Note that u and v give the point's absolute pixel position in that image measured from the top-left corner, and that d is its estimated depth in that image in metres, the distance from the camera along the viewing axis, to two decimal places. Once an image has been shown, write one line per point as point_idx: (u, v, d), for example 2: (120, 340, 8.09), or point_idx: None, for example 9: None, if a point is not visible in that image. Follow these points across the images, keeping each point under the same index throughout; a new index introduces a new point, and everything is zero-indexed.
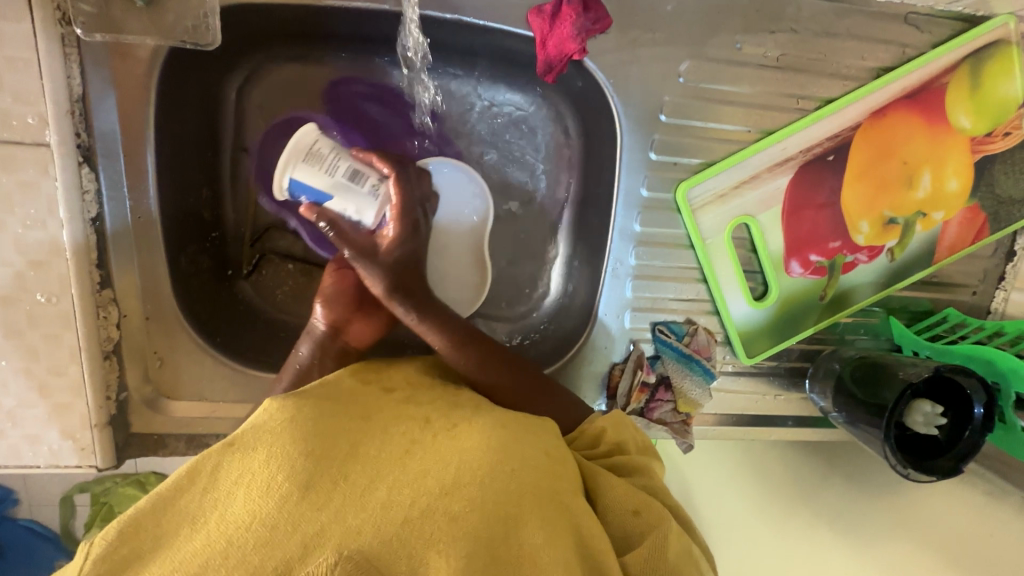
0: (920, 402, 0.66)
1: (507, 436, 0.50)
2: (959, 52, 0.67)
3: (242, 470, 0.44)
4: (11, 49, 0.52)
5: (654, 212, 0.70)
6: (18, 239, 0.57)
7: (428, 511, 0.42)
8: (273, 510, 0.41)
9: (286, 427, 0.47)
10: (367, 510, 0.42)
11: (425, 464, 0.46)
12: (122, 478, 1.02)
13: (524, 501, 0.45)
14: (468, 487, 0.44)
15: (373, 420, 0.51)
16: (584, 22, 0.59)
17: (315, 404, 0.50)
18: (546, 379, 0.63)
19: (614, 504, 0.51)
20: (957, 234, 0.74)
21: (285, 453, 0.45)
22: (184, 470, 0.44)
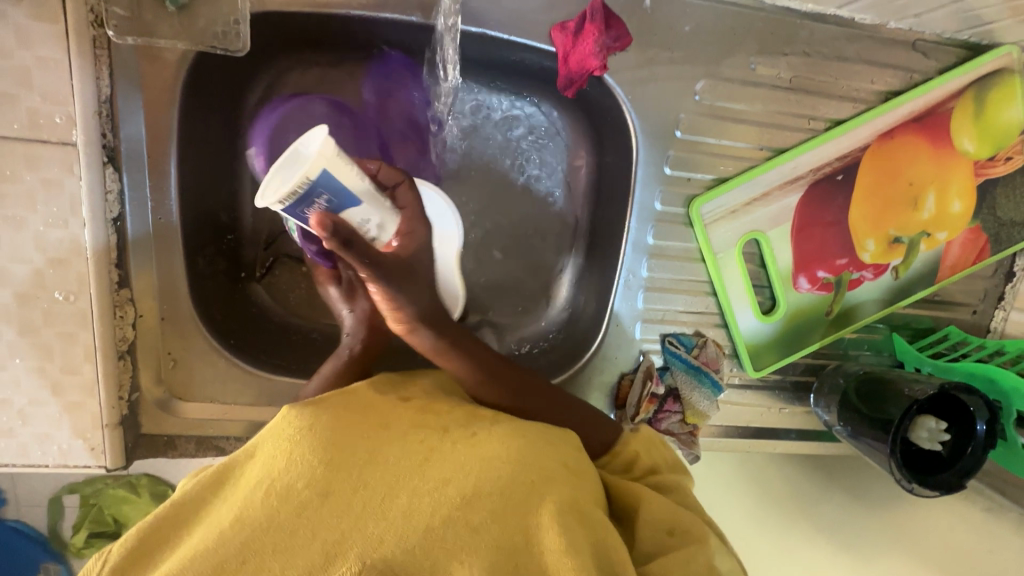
0: (925, 419, 0.67)
1: (527, 445, 0.49)
2: (964, 79, 0.69)
3: (260, 478, 0.44)
4: (43, 49, 0.53)
5: (666, 226, 0.72)
6: (39, 237, 0.57)
7: (450, 520, 0.42)
8: (292, 517, 0.42)
9: (304, 435, 0.46)
10: (388, 519, 0.42)
11: (444, 472, 0.45)
12: (114, 479, 1.00)
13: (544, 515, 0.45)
14: (489, 497, 0.44)
15: (392, 426, 0.50)
16: (606, 39, 0.61)
17: (331, 410, 0.50)
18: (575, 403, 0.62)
19: (648, 522, 0.51)
20: (959, 254, 0.76)
21: (304, 461, 0.45)
22: (206, 478, 0.46)
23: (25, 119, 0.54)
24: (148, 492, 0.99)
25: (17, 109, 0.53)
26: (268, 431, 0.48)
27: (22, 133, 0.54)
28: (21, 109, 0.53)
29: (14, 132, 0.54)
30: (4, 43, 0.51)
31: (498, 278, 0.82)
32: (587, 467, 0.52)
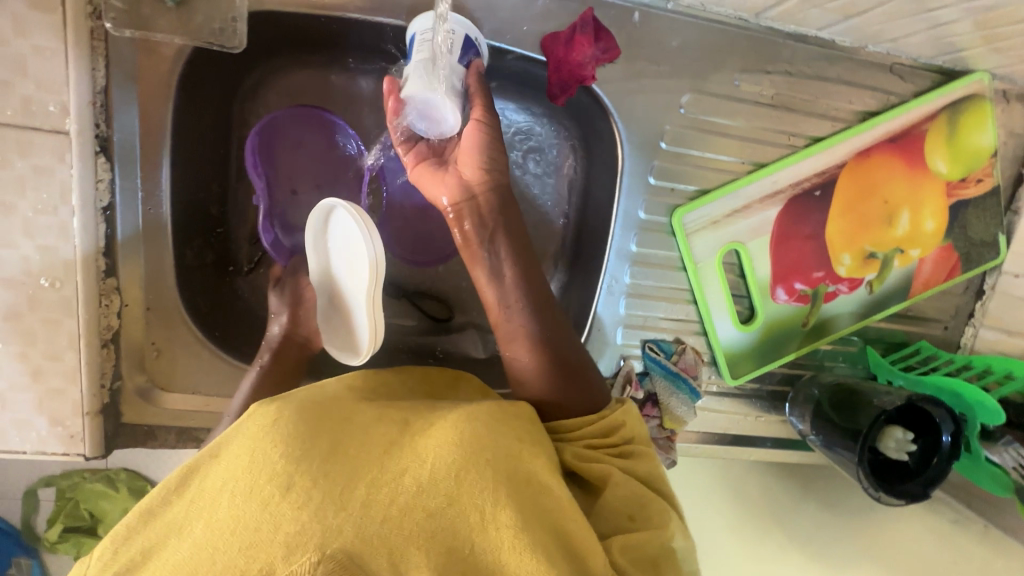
0: (893, 429, 0.69)
1: (483, 425, 0.49)
2: (938, 102, 0.72)
3: (225, 478, 0.45)
4: (39, 38, 0.53)
5: (650, 234, 0.73)
6: (28, 222, 0.57)
7: (408, 509, 0.43)
8: (255, 512, 0.42)
9: (266, 431, 0.46)
10: (347, 509, 0.42)
11: (402, 462, 0.46)
12: (92, 473, 1.00)
13: (499, 494, 0.45)
14: (445, 484, 0.44)
15: (354, 417, 0.50)
16: (595, 51, 0.64)
17: (295, 404, 0.50)
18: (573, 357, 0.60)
19: (613, 510, 0.52)
20: (931, 271, 0.78)
21: (265, 457, 0.44)
22: (173, 478, 0.47)
23: (19, 105, 0.54)
24: (126, 487, 0.98)
25: (10, 96, 0.54)
26: (233, 430, 0.49)
27: (14, 120, 0.54)
28: (14, 95, 0.54)
29: (7, 118, 0.54)
30: (1, 30, 0.52)
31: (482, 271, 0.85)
32: (544, 441, 0.53)
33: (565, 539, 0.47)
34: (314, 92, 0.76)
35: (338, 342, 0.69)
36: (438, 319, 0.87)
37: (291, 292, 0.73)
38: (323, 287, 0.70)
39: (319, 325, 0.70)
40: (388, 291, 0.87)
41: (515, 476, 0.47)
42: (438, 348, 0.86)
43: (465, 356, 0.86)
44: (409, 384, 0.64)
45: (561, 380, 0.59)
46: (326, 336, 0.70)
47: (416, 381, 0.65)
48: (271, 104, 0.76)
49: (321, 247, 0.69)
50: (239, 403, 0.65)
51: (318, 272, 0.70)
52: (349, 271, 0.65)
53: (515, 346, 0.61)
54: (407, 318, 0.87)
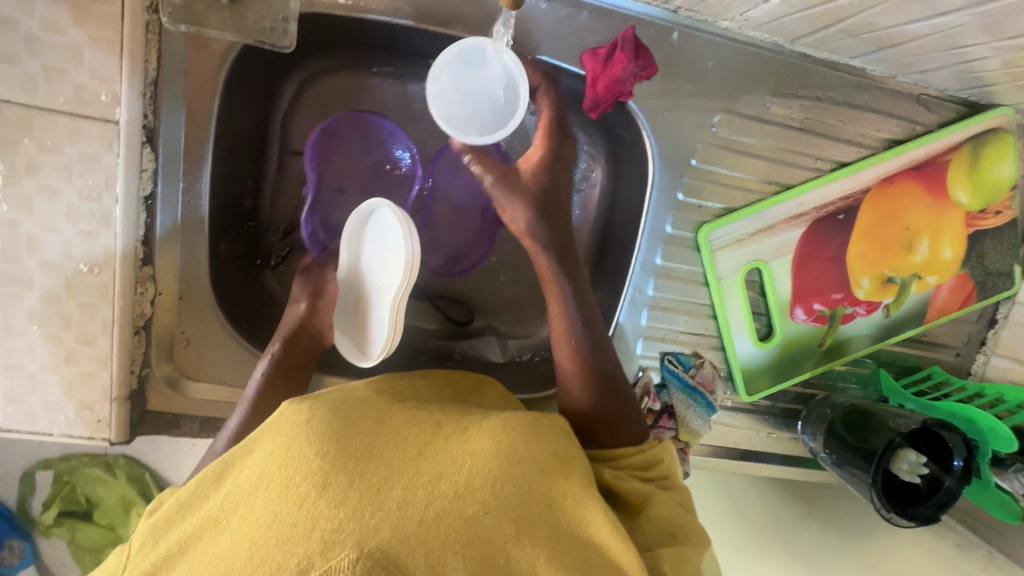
0: (906, 451, 0.70)
1: (519, 438, 0.50)
2: (962, 134, 0.74)
3: (261, 473, 0.46)
4: (96, 28, 0.55)
5: (675, 248, 0.75)
6: (72, 207, 0.59)
7: (444, 513, 0.44)
8: (292, 508, 0.42)
9: (302, 430, 0.47)
10: (384, 510, 0.43)
11: (438, 465, 0.47)
12: (91, 457, 1.01)
13: (532, 512, 0.47)
14: (482, 492, 0.45)
15: (387, 420, 0.51)
16: (634, 68, 0.63)
17: (328, 405, 0.52)
18: (624, 392, 0.63)
19: (654, 520, 0.53)
20: (947, 298, 0.80)
21: (301, 455, 0.45)
22: (207, 475, 0.49)
23: (72, 94, 0.56)
24: (124, 474, 0.99)
25: (64, 84, 0.55)
26: (267, 426, 0.50)
27: (67, 107, 0.56)
28: (69, 83, 0.55)
29: (59, 105, 0.56)
30: (61, 20, 0.53)
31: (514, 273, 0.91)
32: (576, 453, 0.54)
33: (589, 551, 0.48)
34: (351, 94, 0.78)
35: (351, 336, 0.70)
36: (459, 322, 0.89)
37: (314, 282, 0.72)
38: (349, 280, 0.71)
39: (333, 314, 0.71)
40: (411, 292, 0.88)
41: (548, 486, 0.49)
42: (457, 350, 0.87)
43: (483, 360, 0.87)
44: (434, 388, 0.67)
45: (602, 396, 0.61)
46: (340, 327, 0.71)
47: (441, 386, 0.68)
48: (308, 103, 0.77)
49: (356, 239, 0.70)
50: (251, 392, 0.65)
51: (347, 266, 0.71)
52: (380, 272, 0.66)
53: (560, 355, 0.64)
54: (427, 320, 0.88)
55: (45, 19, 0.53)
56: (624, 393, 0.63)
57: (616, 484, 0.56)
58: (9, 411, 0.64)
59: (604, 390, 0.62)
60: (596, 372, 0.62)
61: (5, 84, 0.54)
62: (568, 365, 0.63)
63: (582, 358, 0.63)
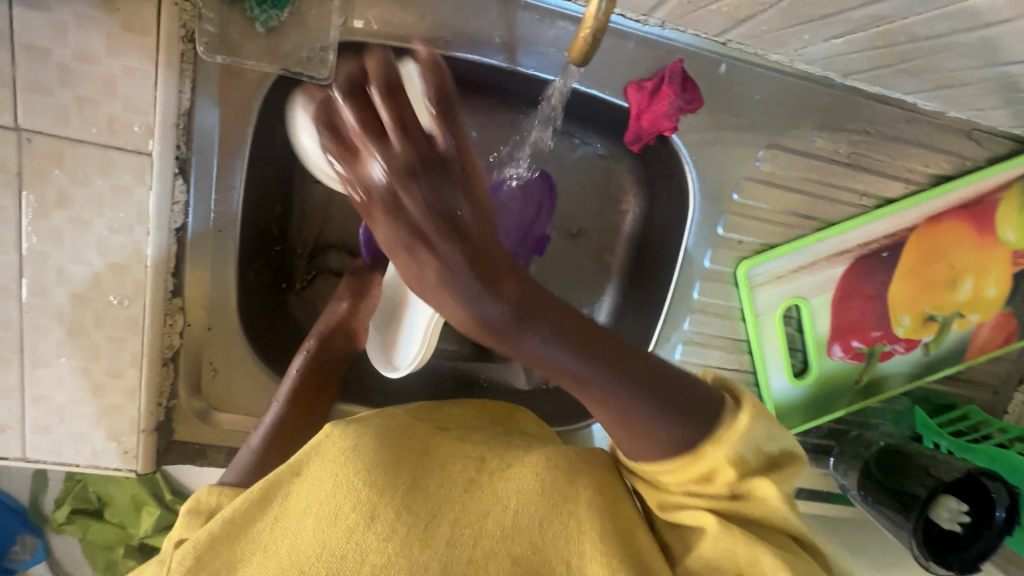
0: (947, 498, 0.69)
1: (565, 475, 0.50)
2: (1014, 172, 0.71)
3: (309, 500, 0.46)
4: (131, 59, 0.53)
5: (712, 284, 0.73)
6: (102, 240, 0.57)
7: (492, 553, 0.45)
8: (340, 539, 0.43)
9: (349, 458, 0.47)
10: (433, 547, 0.44)
11: (483, 504, 0.47)
12: None
13: (584, 546, 0.46)
14: (528, 530, 0.47)
15: (432, 454, 0.51)
16: (680, 102, 0.62)
17: (374, 432, 0.51)
18: (673, 409, 0.45)
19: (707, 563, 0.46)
20: (988, 337, 0.78)
21: (348, 483, 0.46)
22: (252, 496, 0.47)
23: (104, 125, 0.54)
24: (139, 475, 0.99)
25: (97, 115, 0.54)
26: (310, 447, 0.49)
27: (99, 138, 0.54)
28: (102, 114, 0.54)
29: (92, 136, 0.54)
30: (94, 50, 0.52)
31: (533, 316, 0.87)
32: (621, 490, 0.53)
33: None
34: None
35: (382, 346, 0.67)
36: (483, 347, 0.87)
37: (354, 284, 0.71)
38: (393, 290, 0.66)
39: (373, 316, 0.68)
40: None
41: (600, 520, 0.48)
42: (482, 377, 0.85)
43: (508, 386, 0.86)
44: (471, 413, 0.65)
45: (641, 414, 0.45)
46: (375, 326, 0.68)
47: (478, 412, 0.66)
48: None
49: None
50: (286, 388, 0.64)
51: (394, 274, 0.66)
52: (418, 295, 0.60)
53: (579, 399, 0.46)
54: (448, 346, 0.86)
55: (78, 48, 0.51)
56: (673, 393, 0.45)
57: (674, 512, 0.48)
58: (35, 441, 0.63)
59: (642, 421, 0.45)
60: (626, 407, 0.45)
61: (37, 115, 0.53)
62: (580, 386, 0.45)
63: (605, 390, 0.44)
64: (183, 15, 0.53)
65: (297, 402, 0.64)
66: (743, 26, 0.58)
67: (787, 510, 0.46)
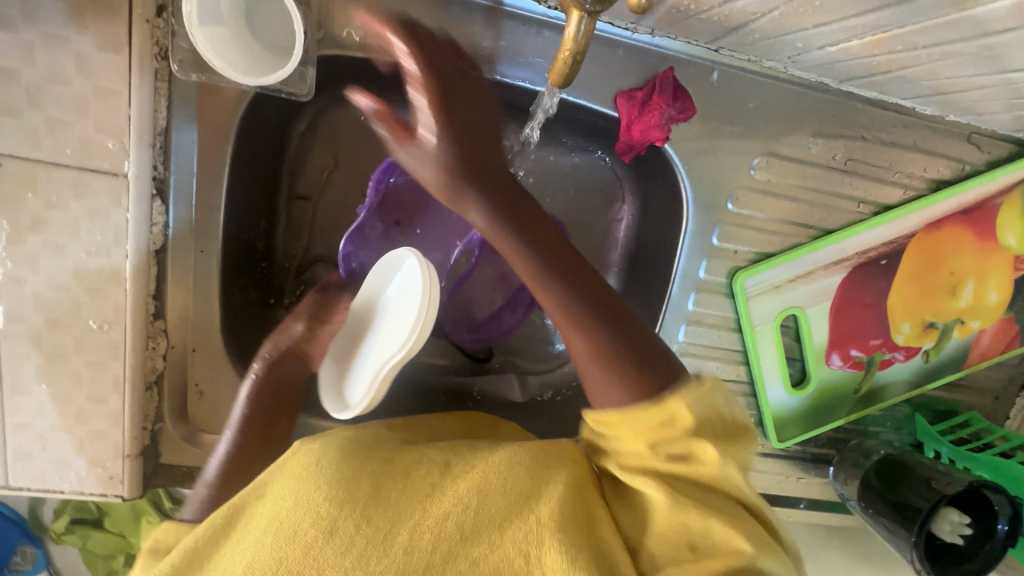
0: (949, 512, 0.68)
1: (525, 472, 0.50)
2: (1016, 176, 0.70)
3: (269, 521, 0.45)
4: (102, 79, 0.51)
5: (707, 295, 0.71)
6: (79, 264, 0.56)
7: (450, 556, 0.44)
8: (297, 558, 0.43)
9: (312, 475, 0.48)
10: (390, 555, 0.43)
11: (445, 506, 0.47)
12: None
13: (543, 536, 0.45)
14: (487, 529, 0.46)
15: (396, 461, 0.51)
16: (672, 112, 0.60)
17: (342, 448, 0.51)
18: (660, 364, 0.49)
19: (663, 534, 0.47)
20: (989, 343, 0.77)
21: (311, 499, 0.46)
22: (216, 521, 0.47)
23: (79, 146, 0.52)
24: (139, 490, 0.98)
25: (69, 137, 0.52)
26: (276, 468, 0.50)
27: (73, 160, 0.53)
28: (74, 136, 0.52)
29: (66, 158, 0.52)
30: (64, 70, 0.50)
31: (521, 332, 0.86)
32: (589, 481, 0.52)
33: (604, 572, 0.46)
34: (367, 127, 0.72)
35: (335, 378, 0.67)
36: (477, 359, 0.85)
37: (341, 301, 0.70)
38: (361, 312, 0.67)
39: (331, 344, 0.68)
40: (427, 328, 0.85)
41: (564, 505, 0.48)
42: (475, 390, 0.84)
43: (502, 399, 0.84)
44: (447, 424, 0.66)
45: (603, 347, 0.49)
46: (330, 359, 0.68)
47: (457, 423, 0.67)
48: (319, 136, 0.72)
49: (383, 278, 0.65)
50: (238, 414, 0.59)
51: (361, 299, 0.68)
52: (383, 333, 0.62)
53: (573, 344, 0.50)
54: (442, 359, 0.84)
55: (48, 69, 0.50)
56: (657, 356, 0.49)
57: (629, 478, 0.49)
58: (18, 468, 0.62)
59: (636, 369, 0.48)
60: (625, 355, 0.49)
61: (7, 138, 0.51)
62: (551, 305, 0.51)
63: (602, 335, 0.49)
64: (155, 32, 0.52)
65: (251, 428, 0.59)
66: (735, 34, 0.56)
67: (741, 480, 0.48)
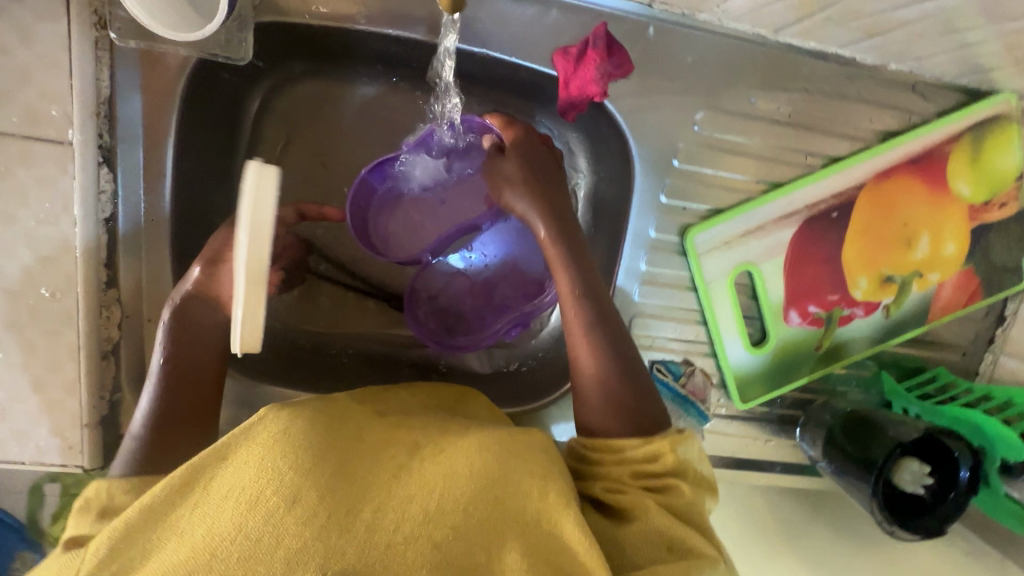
0: (908, 461, 0.67)
1: (496, 458, 0.48)
2: (963, 123, 0.70)
3: (230, 486, 0.42)
4: (44, 48, 0.53)
5: (659, 254, 0.71)
6: (29, 233, 0.57)
7: (413, 538, 0.41)
8: (258, 523, 0.40)
9: (277, 442, 0.44)
10: (352, 531, 0.40)
11: (411, 488, 0.44)
12: None
13: (505, 535, 0.44)
14: (453, 514, 0.43)
15: (365, 440, 0.49)
16: (607, 66, 0.60)
17: (309, 417, 0.48)
18: (646, 399, 0.54)
19: (643, 551, 0.46)
20: (951, 296, 0.76)
21: (274, 467, 0.42)
22: (172, 481, 0.42)
23: (24, 115, 0.54)
24: None
25: (14, 106, 0.53)
26: (239, 432, 0.46)
27: (18, 128, 0.54)
28: (19, 105, 0.53)
29: (12, 126, 0.54)
30: (6, 40, 0.52)
31: None
32: (557, 470, 0.49)
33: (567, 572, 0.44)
34: (322, 101, 0.75)
35: None
36: None
37: None
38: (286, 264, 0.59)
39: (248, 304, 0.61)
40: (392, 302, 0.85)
41: (544, 495, 0.46)
42: (441, 362, 0.84)
43: (467, 371, 0.84)
44: (417, 400, 0.65)
45: (620, 382, 0.54)
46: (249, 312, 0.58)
47: (425, 396, 0.67)
48: (274, 112, 0.74)
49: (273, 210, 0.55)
50: (157, 364, 0.59)
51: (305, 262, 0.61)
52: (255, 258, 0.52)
53: (578, 346, 0.56)
54: (405, 332, 0.85)
55: None
56: (638, 396, 0.54)
57: (613, 496, 0.49)
58: None
59: (625, 398, 0.54)
60: (620, 375, 0.55)
61: None
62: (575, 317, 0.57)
63: (605, 353, 0.55)
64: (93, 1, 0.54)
65: (178, 380, 0.58)
66: None
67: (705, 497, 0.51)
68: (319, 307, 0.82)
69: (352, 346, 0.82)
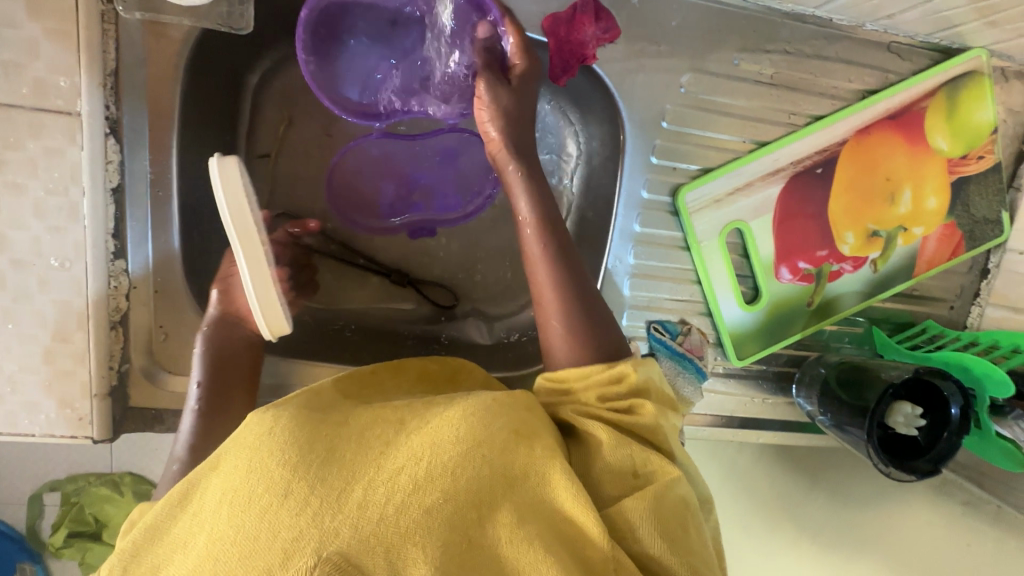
0: (901, 404, 0.68)
1: (482, 420, 0.46)
2: (937, 79, 0.73)
3: (224, 490, 0.41)
4: (52, 21, 0.55)
5: (652, 213, 0.73)
6: (38, 203, 0.58)
7: (404, 506, 0.39)
8: (251, 521, 0.38)
9: (264, 439, 0.43)
10: (345, 511, 0.39)
11: (399, 460, 0.42)
12: (96, 477, 1.00)
13: (496, 494, 0.43)
14: (443, 479, 0.41)
15: (352, 421, 0.47)
16: (597, 30, 0.64)
17: (294, 412, 0.47)
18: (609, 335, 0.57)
19: (611, 473, 0.48)
20: (935, 249, 0.78)
21: (262, 463, 0.41)
22: (173, 496, 0.44)
23: (33, 86, 0.56)
24: (131, 491, 0.99)
25: (22, 78, 0.55)
26: (229, 440, 0.45)
27: (28, 100, 0.56)
28: (28, 77, 0.55)
29: (21, 97, 0.55)
30: (15, 14, 0.54)
31: (483, 279, 0.88)
32: (544, 428, 0.48)
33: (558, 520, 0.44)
34: None
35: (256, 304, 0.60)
36: (443, 306, 0.86)
37: None
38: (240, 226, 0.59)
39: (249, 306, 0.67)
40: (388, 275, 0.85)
41: (530, 448, 0.46)
42: (443, 335, 0.85)
43: (469, 343, 0.85)
44: (398, 382, 0.65)
45: (585, 317, 0.57)
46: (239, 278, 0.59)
47: (415, 380, 0.67)
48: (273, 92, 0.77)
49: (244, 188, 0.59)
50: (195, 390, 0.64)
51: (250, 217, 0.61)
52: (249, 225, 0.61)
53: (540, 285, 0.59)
54: (406, 305, 0.86)
55: None
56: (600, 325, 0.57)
57: (576, 421, 0.51)
58: None
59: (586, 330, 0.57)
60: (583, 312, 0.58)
61: None
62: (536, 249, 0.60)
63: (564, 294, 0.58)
64: None
65: (212, 398, 0.64)
66: None
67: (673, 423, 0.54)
68: (325, 285, 0.84)
69: (353, 320, 0.83)
